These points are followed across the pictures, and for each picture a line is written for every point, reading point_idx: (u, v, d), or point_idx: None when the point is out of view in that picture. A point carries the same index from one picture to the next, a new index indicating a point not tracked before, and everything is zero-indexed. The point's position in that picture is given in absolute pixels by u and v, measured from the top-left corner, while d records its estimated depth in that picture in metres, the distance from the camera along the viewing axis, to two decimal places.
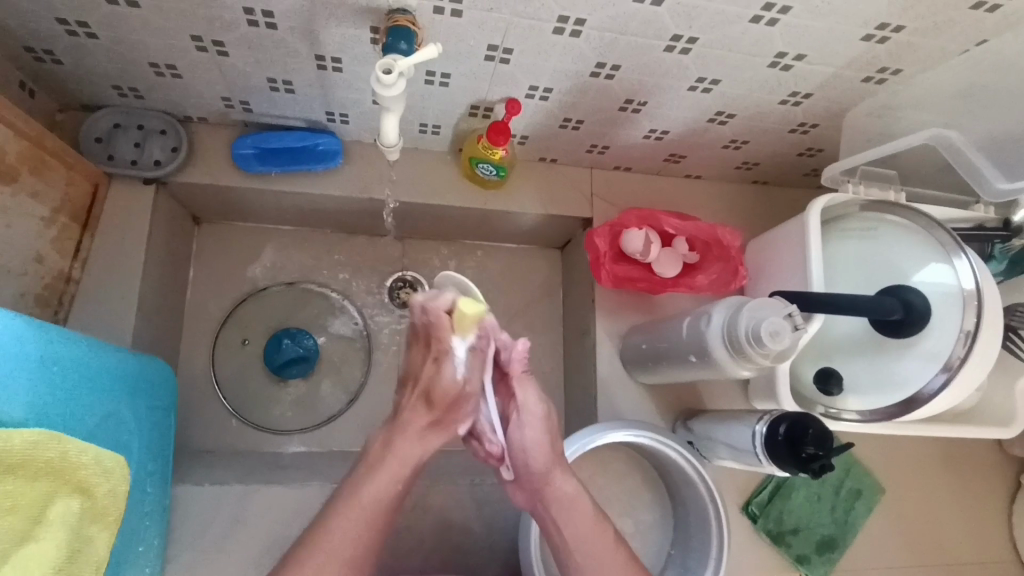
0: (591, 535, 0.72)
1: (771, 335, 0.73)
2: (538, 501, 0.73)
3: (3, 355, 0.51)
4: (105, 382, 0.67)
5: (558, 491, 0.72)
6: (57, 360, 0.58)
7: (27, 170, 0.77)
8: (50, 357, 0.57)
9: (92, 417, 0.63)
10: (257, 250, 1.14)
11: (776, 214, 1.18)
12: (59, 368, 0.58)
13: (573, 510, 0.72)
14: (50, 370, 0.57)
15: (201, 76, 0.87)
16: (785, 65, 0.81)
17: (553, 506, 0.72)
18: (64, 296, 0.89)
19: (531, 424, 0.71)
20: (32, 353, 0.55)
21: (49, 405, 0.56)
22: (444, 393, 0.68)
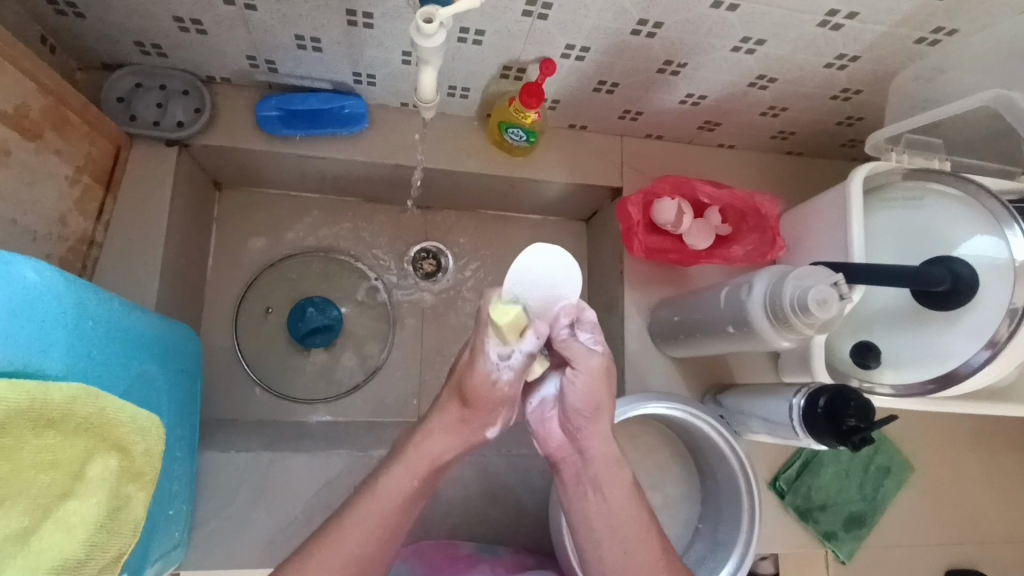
0: (619, 510, 0.64)
1: (817, 304, 0.70)
2: (573, 455, 0.64)
3: (39, 310, 0.49)
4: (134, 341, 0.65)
5: (601, 449, 0.63)
6: (89, 317, 0.56)
7: (50, 127, 0.75)
8: (86, 313, 0.56)
9: (125, 377, 0.62)
10: (281, 217, 1.13)
11: (808, 186, 1.16)
12: (92, 326, 0.56)
13: (614, 474, 0.64)
14: (86, 326, 0.55)
15: (226, 33, 0.84)
16: (835, 24, 0.78)
17: (587, 465, 0.63)
18: (88, 259, 0.87)
19: (586, 380, 0.58)
20: (69, 307, 0.53)
21: (86, 363, 0.55)
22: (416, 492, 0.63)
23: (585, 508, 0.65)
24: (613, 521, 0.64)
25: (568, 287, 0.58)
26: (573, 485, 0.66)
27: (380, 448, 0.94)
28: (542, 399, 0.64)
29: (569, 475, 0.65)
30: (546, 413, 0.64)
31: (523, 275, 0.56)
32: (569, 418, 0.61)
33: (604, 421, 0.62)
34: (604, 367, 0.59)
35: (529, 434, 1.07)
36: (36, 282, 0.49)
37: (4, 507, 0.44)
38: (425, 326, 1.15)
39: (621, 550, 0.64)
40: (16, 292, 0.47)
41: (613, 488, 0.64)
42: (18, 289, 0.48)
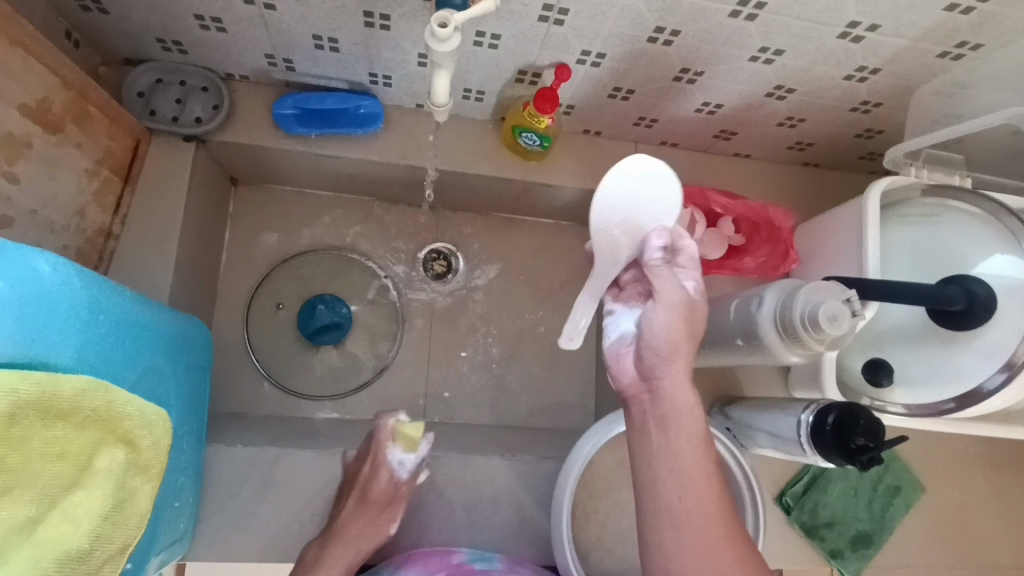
0: (693, 462, 0.59)
1: (828, 320, 0.69)
2: (646, 392, 0.63)
3: (53, 304, 0.50)
4: (146, 335, 0.66)
5: (675, 393, 0.62)
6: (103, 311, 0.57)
7: (72, 121, 0.76)
8: (100, 307, 0.57)
9: (136, 370, 0.63)
10: (294, 215, 1.14)
11: (825, 198, 1.15)
12: (104, 320, 0.57)
13: (685, 425, 0.60)
14: (99, 320, 0.56)
15: (246, 32, 0.85)
16: (856, 35, 0.76)
17: (659, 403, 0.62)
18: (104, 252, 0.88)
19: (669, 308, 0.62)
20: (83, 301, 0.54)
21: (97, 357, 0.56)
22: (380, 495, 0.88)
23: (645, 446, 0.61)
24: (679, 471, 0.59)
25: (661, 214, 0.72)
26: (646, 432, 0.62)
27: None
28: (619, 336, 0.68)
29: (646, 424, 0.62)
30: (622, 350, 0.67)
31: (612, 203, 0.72)
32: (644, 349, 0.63)
33: (679, 359, 0.62)
34: (690, 307, 0.63)
35: (534, 440, 1.07)
36: (50, 276, 0.50)
37: (12, 496, 0.44)
38: (433, 327, 1.15)
39: (685, 508, 0.57)
40: (33, 286, 0.48)
41: (683, 437, 0.60)
42: (32, 283, 0.48)
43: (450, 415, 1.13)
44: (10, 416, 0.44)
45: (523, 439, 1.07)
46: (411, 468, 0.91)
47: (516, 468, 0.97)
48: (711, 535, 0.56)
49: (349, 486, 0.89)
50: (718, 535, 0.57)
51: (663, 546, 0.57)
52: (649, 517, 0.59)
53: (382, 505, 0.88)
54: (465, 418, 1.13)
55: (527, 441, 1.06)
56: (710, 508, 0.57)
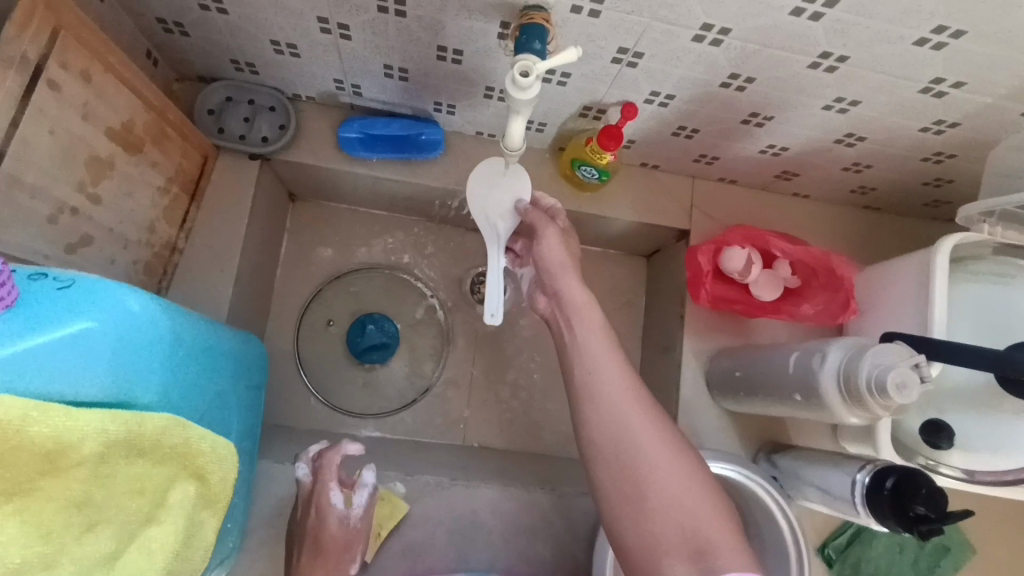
0: (596, 341, 0.72)
1: (897, 386, 0.67)
2: (556, 308, 0.77)
3: (139, 340, 0.51)
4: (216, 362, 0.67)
5: (573, 295, 0.76)
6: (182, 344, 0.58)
7: (151, 142, 0.78)
8: (179, 340, 0.58)
9: (206, 398, 0.64)
10: (348, 231, 1.15)
11: (883, 242, 1.12)
12: (183, 353, 0.58)
13: (586, 314, 0.74)
14: (179, 353, 0.57)
15: (319, 58, 0.86)
16: (939, 91, 0.74)
17: (567, 310, 0.76)
18: (169, 265, 0.90)
19: (552, 237, 0.78)
20: (167, 336, 0.55)
21: (176, 389, 0.57)
22: (336, 539, 0.83)
23: (567, 340, 0.74)
24: (592, 351, 0.71)
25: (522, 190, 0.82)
26: (579, 340, 0.73)
27: (427, 472, 0.95)
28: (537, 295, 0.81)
29: (578, 333, 0.73)
30: (539, 294, 0.83)
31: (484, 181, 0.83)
32: (544, 274, 0.79)
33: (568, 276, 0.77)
34: (563, 236, 0.79)
35: (573, 471, 1.06)
36: (139, 313, 0.52)
37: (93, 531, 0.47)
38: (477, 350, 1.16)
39: (613, 390, 0.67)
40: (121, 323, 0.50)
41: (588, 326, 0.73)
42: (122, 321, 0.50)
43: (489, 439, 1.13)
44: (97, 455, 0.46)
45: (562, 471, 1.06)
46: (365, 502, 0.86)
47: (556, 501, 0.97)
48: (638, 410, 0.66)
49: (314, 545, 0.82)
50: (644, 411, 0.66)
51: (602, 425, 0.66)
52: (582, 404, 0.68)
53: (341, 549, 0.84)
54: (505, 443, 1.14)
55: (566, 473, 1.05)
56: (634, 392, 0.68)
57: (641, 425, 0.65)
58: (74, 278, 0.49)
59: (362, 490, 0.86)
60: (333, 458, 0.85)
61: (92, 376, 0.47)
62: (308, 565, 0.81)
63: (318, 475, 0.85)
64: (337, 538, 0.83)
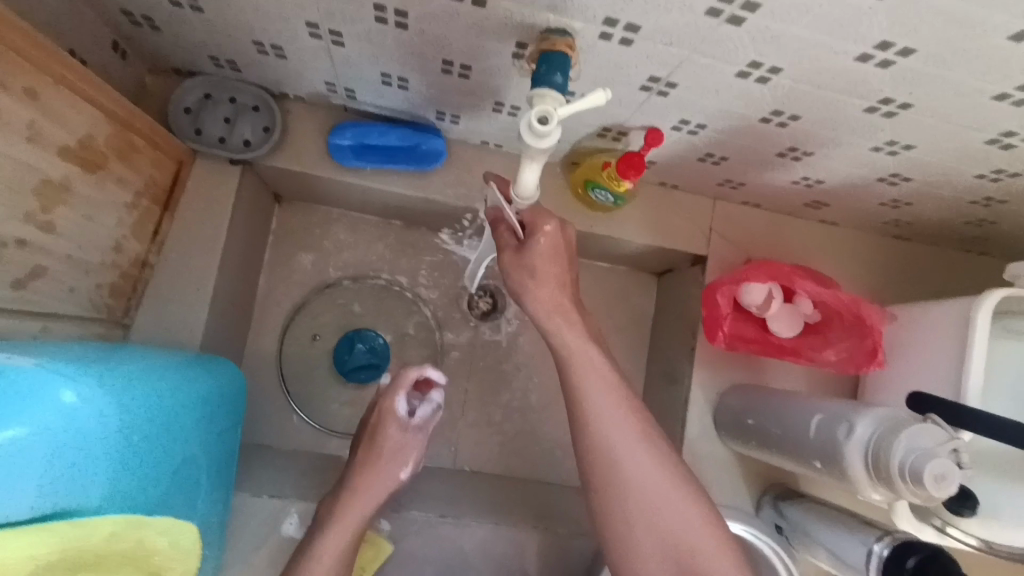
0: (586, 359, 0.67)
1: (934, 480, 0.62)
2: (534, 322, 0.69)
3: (75, 438, 0.48)
4: (185, 431, 0.63)
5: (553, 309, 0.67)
6: (137, 429, 0.55)
7: (115, 156, 0.69)
8: (129, 426, 0.54)
9: (167, 471, 0.60)
10: (338, 237, 1.07)
11: (913, 276, 1.05)
12: (139, 438, 0.55)
13: (565, 324, 0.68)
14: (128, 440, 0.54)
15: (307, 61, 0.76)
16: (1007, 143, 0.66)
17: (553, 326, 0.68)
18: (139, 283, 0.82)
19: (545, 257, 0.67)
20: (110, 428, 0.52)
21: (125, 478, 0.53)
22: (393, 442, 0.83)
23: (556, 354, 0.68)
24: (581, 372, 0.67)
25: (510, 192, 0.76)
26: (568, 371, 0.67)
27: (415, 509, 0.90)
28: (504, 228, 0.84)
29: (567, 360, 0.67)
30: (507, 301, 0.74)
31: None
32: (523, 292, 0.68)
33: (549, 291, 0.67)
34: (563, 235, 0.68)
35: (568, 504, 1.02)
36: (76, 406, 0.49)
37: None
38: (472, 369, 1.10)
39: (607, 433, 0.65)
40: (50, 421, 0.46)
41: (578, 347, 0.67)
42: (54, 420, 0.47)
43: (482, 463, 1.08)
44: None
45: (557, 503, 1.02)
46: (428, 416, 0.86)
47: (550, 543, 0.92)
48: (632, 440, 0.65)
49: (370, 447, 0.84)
50: (636, 441, 0.65)
51: (597, 467, 0.65)
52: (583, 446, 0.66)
53: (393, 453, 0.83)
54: (497, 468, 1.09)
55: (561, 506, 1.00)
56: (628, 421, 0.66)
57: (634, 461, 0.64)
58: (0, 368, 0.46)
59: (429, 399, 0.87)
60: (406, 376, 0.86)
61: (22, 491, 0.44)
62: (363, 463, 0.82)
63: (391, 384, 0.87)
64: (393, 441, 0.84)
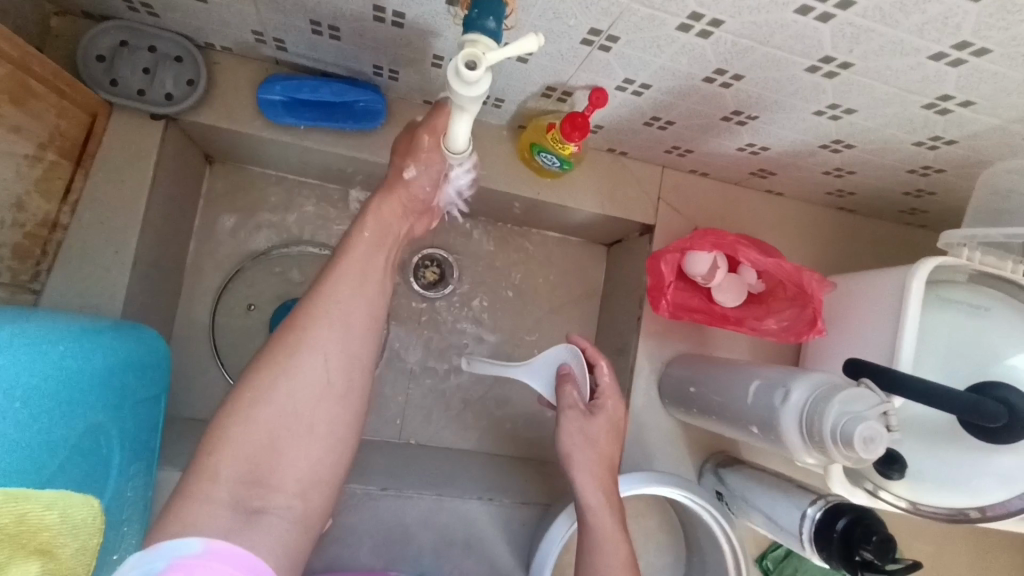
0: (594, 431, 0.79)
1: (863, 440, 0.62)
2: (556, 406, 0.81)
3: None
4: (85, 399, 0.58)
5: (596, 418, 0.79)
6: (16, 393, 0.50)
7: (9, 101, 0.63)
8: (17, 392, 0.50)
9: (63, 443, 0.55)
10: (276, 202, 1.02)
11: (856, 249, 1.06)
12: (20, 403, 0.50)
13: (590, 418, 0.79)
14: (16, 406, 0.50)
15: (230, 5, 0.71)
16: (944, 108, 0.66)
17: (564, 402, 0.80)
18: (48, 245, 0.76)
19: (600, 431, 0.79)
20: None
21: (16, 451, 0.50)
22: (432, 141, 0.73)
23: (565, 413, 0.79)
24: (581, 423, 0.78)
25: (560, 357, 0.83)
26: (587, 527, 0.74)
27: (355, 481, 0.87)
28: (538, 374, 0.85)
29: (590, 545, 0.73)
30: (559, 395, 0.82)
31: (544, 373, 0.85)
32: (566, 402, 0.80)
33: (595, 454, 0.77)
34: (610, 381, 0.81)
35: (515, 475, 1.00)
36: None
37: None
38: (418, 340, 1.07)
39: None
40: None
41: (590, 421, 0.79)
42: None
43: (428, 436, 1.06)
44: None
45: (504, 474, 1.00)
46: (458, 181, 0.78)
47: (494, 514, 0.91)
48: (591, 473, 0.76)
49: (396, 174, 0.73)
50: (595, 475, 0.76)
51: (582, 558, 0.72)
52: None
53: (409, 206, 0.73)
54: (444, 441, 1.07)
55: (508, 478, 0.99)
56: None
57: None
58: None
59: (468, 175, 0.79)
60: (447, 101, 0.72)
61: None
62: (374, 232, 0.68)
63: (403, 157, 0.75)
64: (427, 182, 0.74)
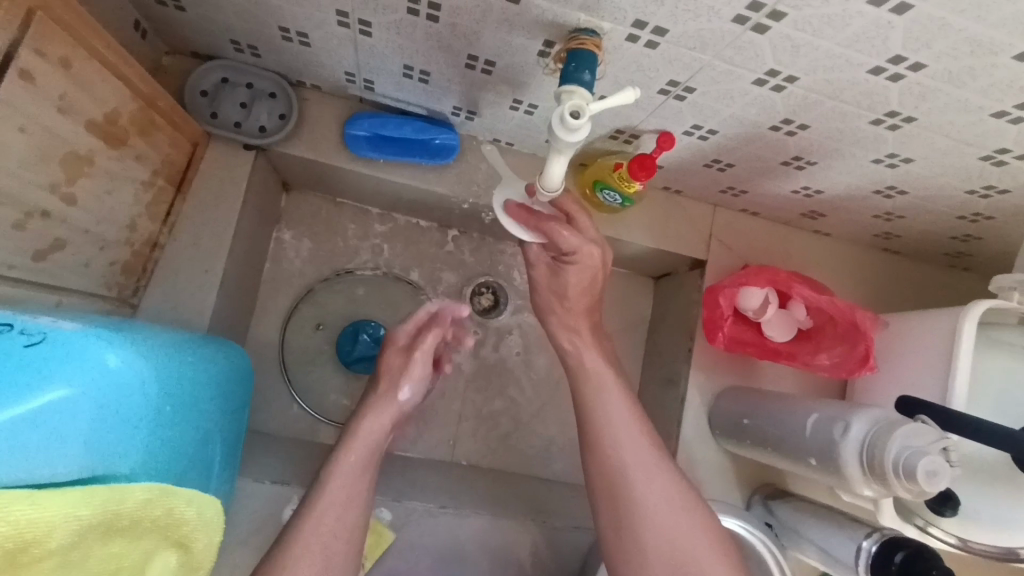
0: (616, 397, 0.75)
1: (926, 474, 0.65)
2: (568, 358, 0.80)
3: (116, 400, 0.50)
4: (204, 406, 0.64)
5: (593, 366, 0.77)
6: (166, 400, 0.56)
7: (136, 132, 0.69)
8: (162, 400, 0.55)
9: (188, 448, 0.60)
10: (345, 228, 1.08)
11: (901, 289, 1.09)
12: (169, 408, 0.56)
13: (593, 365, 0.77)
14: (161, 414, 0.55)
15: (331, 49, 0.77)
16: (1000, 160, 0.70)
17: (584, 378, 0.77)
18: (149, 263, 0.82)
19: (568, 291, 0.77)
20: (148, 400, 0.53)
21: (159, 455, 0.54)
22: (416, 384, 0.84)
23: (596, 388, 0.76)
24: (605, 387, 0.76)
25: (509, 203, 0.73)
26: (595, 398, 0.75)
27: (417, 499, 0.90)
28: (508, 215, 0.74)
29: (588, 374, 0.77)
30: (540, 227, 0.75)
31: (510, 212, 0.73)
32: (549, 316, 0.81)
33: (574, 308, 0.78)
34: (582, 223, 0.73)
35: (564, 499, 1.03)
36: (118, 370, 0.50)
37: None
38: (472, 364, 1.11)
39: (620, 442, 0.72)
40: (93, 380, 0.48)
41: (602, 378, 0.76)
42: (97, 379, 0.48)
43: (478, 457, 1.09)
44: (69, 544, 0.40)
45: (553, 498, 1.03)
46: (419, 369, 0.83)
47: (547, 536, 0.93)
48: (643, 457, 0.71)
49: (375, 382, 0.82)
50: (657, 467, 0.71)
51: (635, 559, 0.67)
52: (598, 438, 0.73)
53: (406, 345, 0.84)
54: (493, 463, 1.10)
55: (558, 502, 1.01)
56: (636, 428, 0.73)
57: (647, 475, 0.70)
58: (45, 331, 0.48)
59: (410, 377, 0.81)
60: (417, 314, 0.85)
61: (71, 453, 0.45)
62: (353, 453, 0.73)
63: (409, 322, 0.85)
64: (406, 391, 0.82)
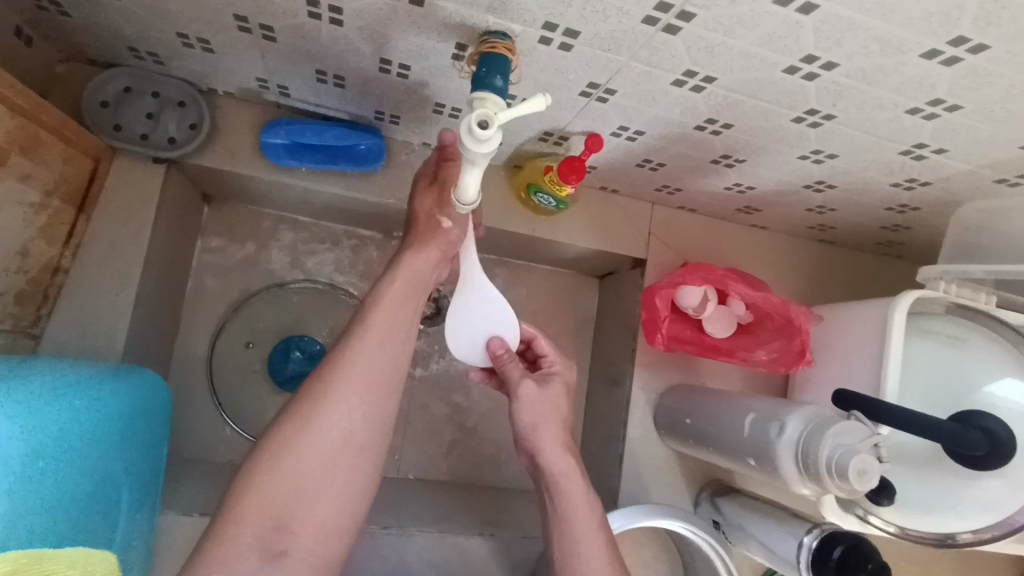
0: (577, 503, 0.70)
1: (856, 473, 0.65)
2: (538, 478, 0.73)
3: None
4: (100, 450, 0.59)
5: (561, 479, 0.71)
6: (44, 452, 0.51)
7: (18, 151, 0.64)
8: (37, 454, 0.50)
9: (77, 499, 0.55)
10: (274, 240, 1.03)
11: (838, 279, 1.10)
12: (47, 461, 0.51)
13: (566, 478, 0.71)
14: (36, 469, 0.50)
15: (237, 55, 0.73)
16: (919, 155, 0.70)
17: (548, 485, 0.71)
18: (50, 289, 0.76)
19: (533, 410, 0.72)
20: (16, 457, 0.48)
21: (38, 514, 0.50)
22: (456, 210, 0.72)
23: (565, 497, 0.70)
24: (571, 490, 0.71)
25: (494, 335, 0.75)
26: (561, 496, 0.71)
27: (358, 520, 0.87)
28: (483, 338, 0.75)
29: (553, 484, 0.71)
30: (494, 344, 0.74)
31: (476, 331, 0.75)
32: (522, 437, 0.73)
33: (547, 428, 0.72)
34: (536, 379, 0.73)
35: (513, 508, 1.01)
36: None
37: None
38: (416, 374, 1.08)
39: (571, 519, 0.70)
40: None
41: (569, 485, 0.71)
42: None
43: (425, 470, 1.06)
44: None
45: (501, 507, 1.01)
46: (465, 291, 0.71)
47: (494, 548, 0.91)
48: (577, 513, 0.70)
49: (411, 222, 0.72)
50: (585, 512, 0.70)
51: None
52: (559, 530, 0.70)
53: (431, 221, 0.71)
54: (441, 474, 1.07)
55: (506, 511, 1.00)
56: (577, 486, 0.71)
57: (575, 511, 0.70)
58: None
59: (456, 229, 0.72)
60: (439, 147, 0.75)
61: None
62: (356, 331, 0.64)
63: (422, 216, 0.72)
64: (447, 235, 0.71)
